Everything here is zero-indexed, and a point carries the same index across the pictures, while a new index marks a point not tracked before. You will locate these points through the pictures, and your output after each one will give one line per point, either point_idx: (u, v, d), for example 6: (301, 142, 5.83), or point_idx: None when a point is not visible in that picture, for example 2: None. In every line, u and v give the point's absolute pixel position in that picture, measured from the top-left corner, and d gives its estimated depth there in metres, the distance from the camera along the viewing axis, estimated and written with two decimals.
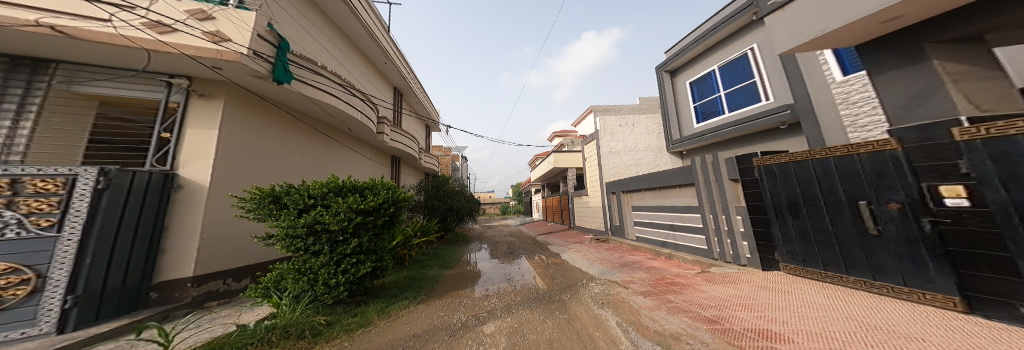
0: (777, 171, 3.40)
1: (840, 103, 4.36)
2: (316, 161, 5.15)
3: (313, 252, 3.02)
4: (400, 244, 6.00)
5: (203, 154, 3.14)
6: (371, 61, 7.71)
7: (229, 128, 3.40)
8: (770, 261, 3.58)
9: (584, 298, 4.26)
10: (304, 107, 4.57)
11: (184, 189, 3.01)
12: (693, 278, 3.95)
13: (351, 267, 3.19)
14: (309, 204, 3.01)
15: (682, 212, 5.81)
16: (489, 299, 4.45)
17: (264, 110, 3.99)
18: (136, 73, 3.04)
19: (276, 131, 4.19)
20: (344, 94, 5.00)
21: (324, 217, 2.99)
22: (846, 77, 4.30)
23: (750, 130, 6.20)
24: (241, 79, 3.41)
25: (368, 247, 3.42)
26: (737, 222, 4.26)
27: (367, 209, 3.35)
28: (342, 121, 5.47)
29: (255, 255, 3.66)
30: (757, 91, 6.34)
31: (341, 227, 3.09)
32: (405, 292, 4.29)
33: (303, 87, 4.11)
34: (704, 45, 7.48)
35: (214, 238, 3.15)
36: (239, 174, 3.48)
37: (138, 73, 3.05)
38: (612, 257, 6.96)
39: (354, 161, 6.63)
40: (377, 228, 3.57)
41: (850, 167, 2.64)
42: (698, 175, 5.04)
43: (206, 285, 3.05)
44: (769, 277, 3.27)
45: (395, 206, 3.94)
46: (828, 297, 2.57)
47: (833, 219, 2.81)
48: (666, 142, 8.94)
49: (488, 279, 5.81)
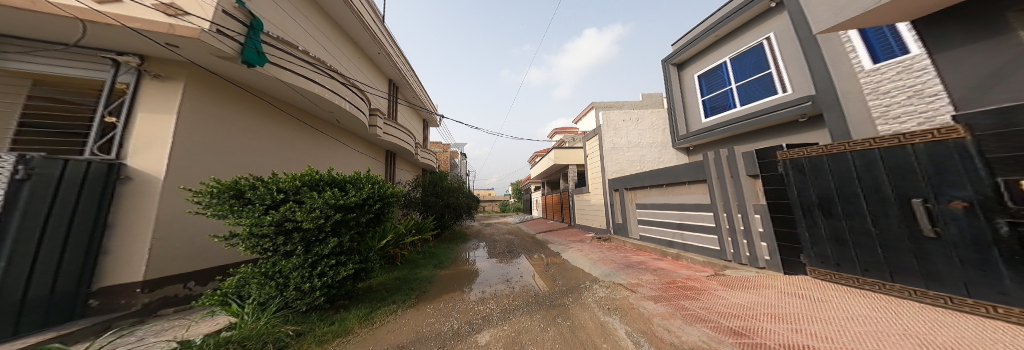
0: (806, 166, 3.06)
1: (868, 93, 3.99)
2: (296, 153, 4.80)
3: (283, 253, 2.68)
4: (391, 243, 5.67)
5: (158, 143, 2.81)
6: (363, 51, 7.32)
7: (190, 114, 3.06)
8: (794, 265, 3.22)
9: (588, 303, 3.94)
10: (285, 95, 4.24)
11: (132, 181, 2.68)
12: (707, 282, 3.61)
13: (329, 270, 2.88)
14: (279, 200, 2.65)
15: (692, 210, 5.47)
16: (486, 303, 4.14)
17: (236, 97, 3.64)
18: (66, 47, 2.63)
19: (249, 120, 3.85)
20: (331, 83, 4.66)
21: (295, 214, 2.63)
22: (875, 65, 3.93)
23: (765, 124, 5.87)
24: (201, 60, 3.05)
25: (350, 248, 3.11)
26: (755, 222, 3.93)
27: (349, 205, 3.02)
28: (329, 111, 5.12)
29: (217, 255, 3.30)
30: (773, 83, 5.99)
31: (316, 226, 2.76)
32: (393, 296, 3.97)
33: (281, 72, 3.74)
34: (715, 36, 7.11)
35: (169, 237, 2.82)
36: (202, 166, 3.15)
37: (69, 48, 2.65)
38: (615, 256, 6.65)
39: (342, 154, 6.29)
40: (361, 227, 3.25)
41: (900, 159, 2.26)
42: (712, 171, 4.72)
43: (161, 290, 2.75)
44: (796, 283, 2.91)
45: (383, 202, 3.62)
46: (869, 305, 2.22)
47: (876, 219, 2.43)
48: (673, 137, 8.60)
49: (485, 279, 5.50)
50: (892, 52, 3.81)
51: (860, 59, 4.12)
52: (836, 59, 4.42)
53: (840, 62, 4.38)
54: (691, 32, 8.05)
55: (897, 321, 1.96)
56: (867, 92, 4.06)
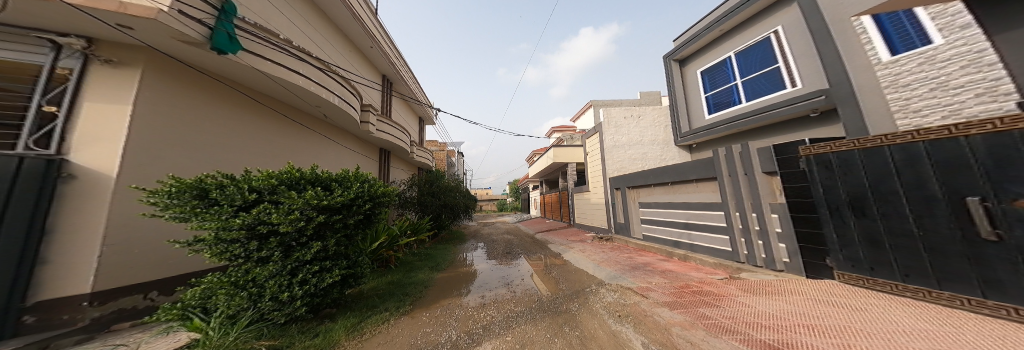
0: (835, 162, 2.83)
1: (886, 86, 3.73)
2: (277, 149, 4.50)
3: (258, 259, 2.40)
4: (384, 244, 5.35)
5: (112, 137, 2.55)
6: (354, 44, 6.97)
7: (150, 105, 2.79)
8: (819, 268, 3.02)
9: (596, 309, 3.70)
10: (266, 87, 3.96)
11: (76, 180, 2.39)
12: (724, 287, 3.39)
13: (312, 278, 2.63)
14: (252, 200, 2.37)
15: (700, 209, 5.26)
16: (486, 310, 3.85)
17: (207, 87, 3.35)
18: None
19: (224, 113, 3.57)
20: (317, 74, 4.38)
21: (270, 216, 2.35)
22: (894, 58, 3.68)
23: (773, 119, 5.68)
24: (159, 44, 2.74)
25: (335, 251, 2.86)
26: (772, 222, 3.69)
27: (334, 206, 2.76)
28: (316, 105, 4.84)
29: (179, 264, 2.96)
30: (781, 78, 5.79)
31: (296, 229, 2.48)
32: (385, 302, 3.68)
33: (259, 61, 3.44)
34: (720, 30, 6.89)
35: (124, 242, 2.53)
36: (167, 163, 2.89)
37: None
38: (620, 257, 6.42)
39: (331, 152, 6.00)
40: (348, 229, 3.01)
41: (951, 153, 2.02)
42: (722, 168, 4.52)
43: (113, 303, 2.47)
44: (825, 289, 2.69)
45: (373, 202, 3.37)
46: (917, 317, 2.00)
47: (920, 219, 2.20)
48: (675, 134, 8.41)
49: (485, 283, 5.20)
50: (912, 43, 3.55)
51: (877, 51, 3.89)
52: (852, 50, 4.19)
53: (855, 54, 4.15)
54: (694, 27, 7.85)
55: (941, 335, 1.76)
56: (885, 85, 3.78)
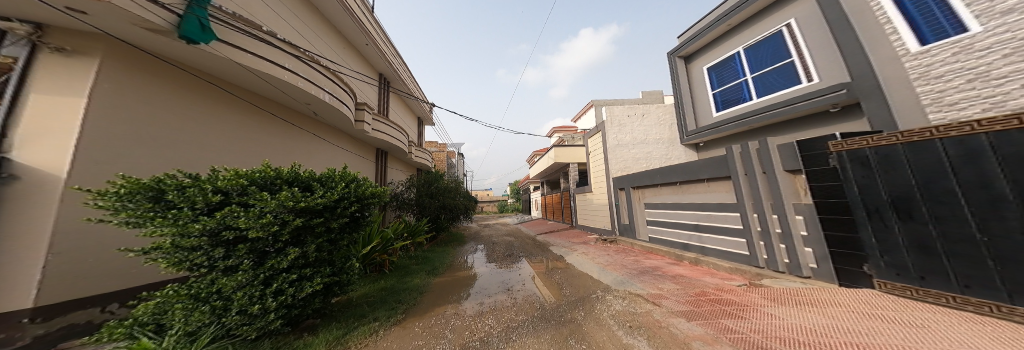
0: (873, 159, 2.55)
1: (915, 78, 3.35)
2: (261, 148, 4.34)
3: (225, 267, 2.20)
4: (378, 248, 5.10)
5: (62, 132, 2.39)
6: (348, 41, 6.73)
7: (108, 98, 2.64)
8: (855, 276, 2.74)
9: (603, 318, 3.40)
10: (247, 81, 3.82)
11: (21, 180, 2.24)
12: (746, 295, 3.08)
13: (289, 287, 2.44)
14: (217, 202, 2.17)
15: (713, 211, 4.97)
16: (483, 319, 3.56)
17: (176, 81, 3.20)
18: None
19: (197, 109, 3.41)
20: (305, 70, 4.25)
21: (237, 221, 2.14)
22: (924, 48, 3.30)
23: (787, 115, 5.40)
24: (115, 31, 2.60)
25: (316, 257, 2.68)
26: (797, 224, 3.38)
27: (313, 208, 2.56)
28: (305, 102, 4.69)
29: (132, 273, 2.76)
30: (794, 72, 5.50)
31: (269, 234, 2.29)
32: (375, 311, 3.42)
33: (235, 53, 3.27)
34: (727, 25, 6.63)
35: (77, 250, 2.38)
36: (127, 161, 2.74)
37: None
38: (625, 260, 6.13)
39: (323, 151, 5.83)
40: (332, 234, 2.84)
41: (1022, 145, 1.73)
42: (738, 167, 4.25)
43: (62, 318, 2.29)
44: (868, 301, 2.40)
45: (360, 203, 3.17)
46: (985, 336, 1.71)
47: (984, 223, 1.91)
48: (681, 133, 8.14)
49: (484, 288, 4.90)
50: (944, 32, 3.17)
51: (904, 42, 3.49)
52: (875, 39, 3.82)
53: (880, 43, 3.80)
54: (698, 23, 7.60)
55: None
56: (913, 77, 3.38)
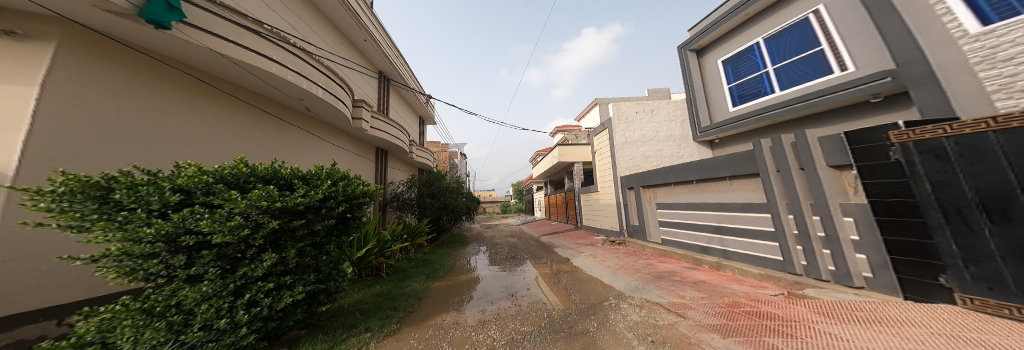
0: (953, 151, 2.12)
1: (976, 62, 2.84)
2: (244, 141, 4.00)
3: (187, 276, 1.83)
4: (374, 251, 4.76)
5: (9, 128, 2.02)
6: (346, 37, 6.44)
7: (66, 88, 2.31)
8: (929, 289, 2.33)
9: (619, 330, 2.97)
10: (230, 72, 3.50)
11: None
12: (790, 308, 2.59)
13: (264, 298, 2.10)
14: (176, 203, 1.77)
15: (737, 211, 4.58)
16: (485, 330, 3.17)
17: (142, 69, 2.86)
18: None
19: (168, 101, 3.07)
20: (294, 62, 3.90)
21: (199, 224, 1.77)
22: (986, 27, 2.78)
23: (817, 109, 4.97)
24: (69, 12, 2.25)
25: (297, 262, 2.34)
26: (846, 228, 3.03)
27: (293, 208, 2.22)
28: (298, 98, 4.39)
29: (86, 282, 2.42)
30: (824, 62, 5.05)
31: (240, 239, 1.94)
32: (368, 320, 3.08)
33: (215, 41, 2.95)
34: (745, 15, 6.19)
35: (24, 258, 2.06)
36: (90, 155, 2.42)
37: None
38: (638, 264, 5.72)
39: (316, 147, 5.50)
40: (316, 237, 2.52)
41: None
42: (765, 165, 3.93)
43: (16, 331, 1.96)
44: (947, 319, 1.97)
45: (346, 202, 2.84)
46: None
47: None
48: (694, 129, 7.72)
49: (485, 294, 4.52)
50: (1011, 10, 2.69)
51: (961, 22, 2.96)
52: (920, 19, 3.30)
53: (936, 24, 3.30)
54: (712, 14, 7.16)
55: None
56: (974, 61, 2.87)
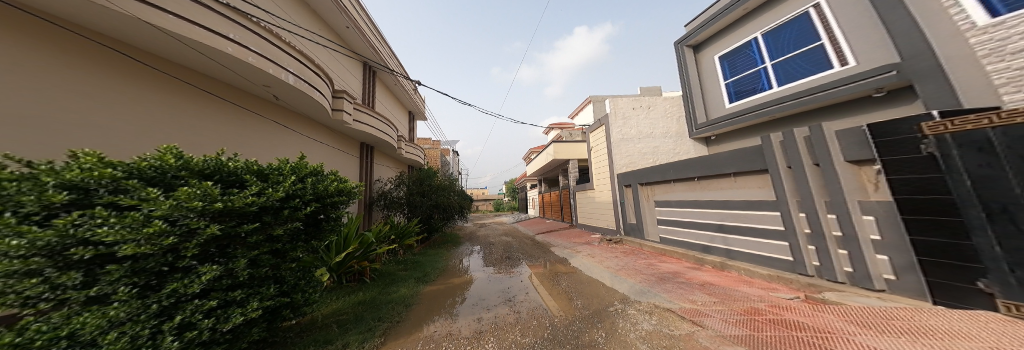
0: (999, 142, 1.93)
1: (984, 55, 2.65)
2: (196, 128, 3.44)
3: (88, 298, 1.38)
4: (355, 255, 4.29)
5: None
6: (324, 21, 5.86)
7: None
8: (964, 294, 2.19)
9: (629, 340, 2.67)
10: (174, 50, 2.95)
11: None
12: (817, 316, 2.39)
13: (204, 319, 1.66)
14: (65, 204, 1.30)
15: (741, 209, 4.41)
16: (482, 343, 2.81)
17: (49, 40, 2.29)
18: None
19: (89, 78, 2.52)
20: (256, 42, 3.35)
21: (97, 231, 1.30)
22: (994, 19, 2.59)
23: (819, 104, 4.82)
24: None
25: (248, 273, 1.91)
26: (864, 226, 2.88)
27: (242, 207, 1.79)
28: (264, 84, 3.87)
29: None
30: (824, 57, 4.88)
31: (162, 249, 1.49)
32: (345, 335, 2.66)
33: (148, 10, 2.41)
34: (744, 9, 6.02)
35: None
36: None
37: None
38: (638, 264, 5.50)
39: (286, 138, 4.95)
40: (275, 243, 2.09)
41: None
42: (774, 161, 3.74)
43: None
44: (996, 329, 1.78)
45: (315, 200, 2.41)
46: None
47: None
48: (690, 126, 7.57)
49: (481, 299, 4.15)
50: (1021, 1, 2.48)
51: (969, 13, 2.77)
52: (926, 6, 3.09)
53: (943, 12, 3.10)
54: (710, 9, 6.99)
55: None
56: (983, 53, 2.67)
